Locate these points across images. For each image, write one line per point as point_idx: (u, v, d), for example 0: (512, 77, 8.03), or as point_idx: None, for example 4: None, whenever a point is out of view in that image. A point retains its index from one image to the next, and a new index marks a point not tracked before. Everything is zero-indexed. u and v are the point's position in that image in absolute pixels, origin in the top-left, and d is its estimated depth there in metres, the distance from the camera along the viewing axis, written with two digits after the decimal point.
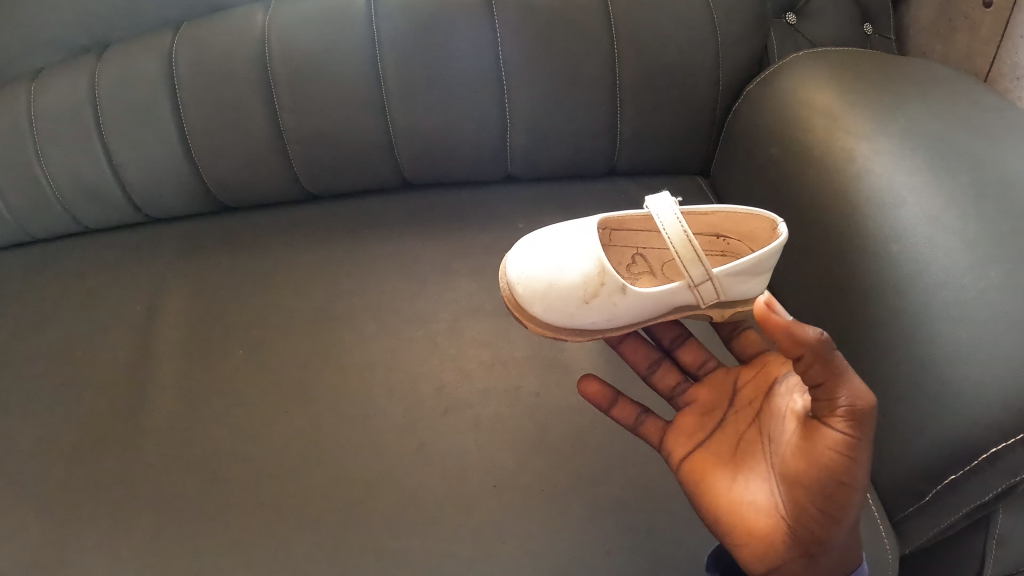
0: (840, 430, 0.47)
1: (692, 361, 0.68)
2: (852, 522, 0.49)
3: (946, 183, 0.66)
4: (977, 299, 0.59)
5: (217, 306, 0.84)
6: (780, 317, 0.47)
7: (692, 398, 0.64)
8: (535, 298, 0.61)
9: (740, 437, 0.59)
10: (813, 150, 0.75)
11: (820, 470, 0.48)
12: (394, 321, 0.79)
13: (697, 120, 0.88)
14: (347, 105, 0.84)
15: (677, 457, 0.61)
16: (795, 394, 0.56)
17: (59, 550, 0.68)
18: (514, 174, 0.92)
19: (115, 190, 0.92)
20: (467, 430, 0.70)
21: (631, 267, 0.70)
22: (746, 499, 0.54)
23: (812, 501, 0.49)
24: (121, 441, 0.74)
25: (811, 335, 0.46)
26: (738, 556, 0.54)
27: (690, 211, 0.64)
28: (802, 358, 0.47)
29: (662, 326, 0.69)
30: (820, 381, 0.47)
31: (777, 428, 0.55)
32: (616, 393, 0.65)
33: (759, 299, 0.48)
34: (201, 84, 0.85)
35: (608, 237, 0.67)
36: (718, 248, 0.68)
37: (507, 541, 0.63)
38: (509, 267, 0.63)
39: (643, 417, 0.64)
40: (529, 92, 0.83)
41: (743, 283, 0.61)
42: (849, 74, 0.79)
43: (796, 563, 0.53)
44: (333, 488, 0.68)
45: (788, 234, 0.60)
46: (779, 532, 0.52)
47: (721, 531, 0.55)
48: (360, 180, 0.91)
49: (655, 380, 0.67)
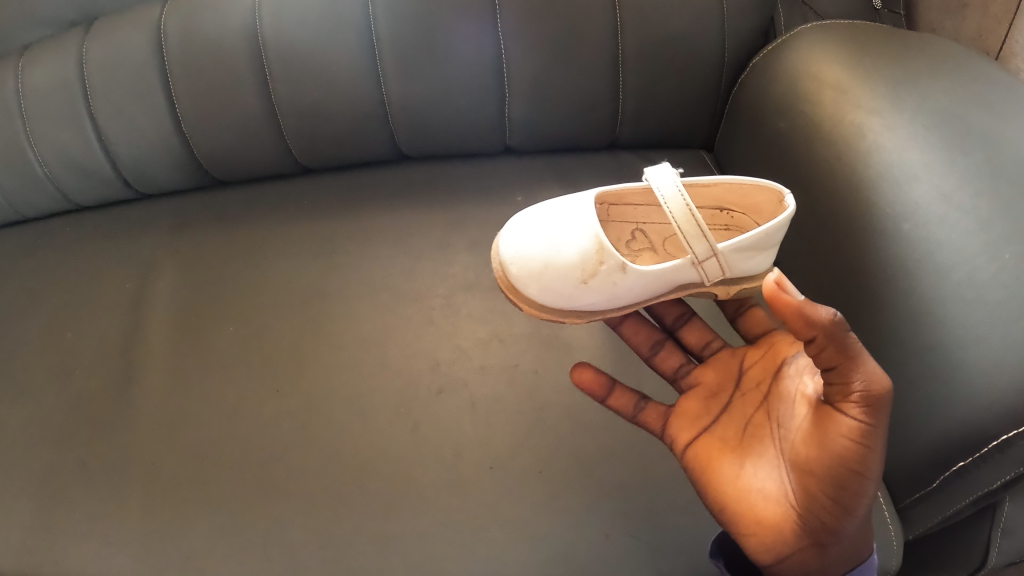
0: (854, 417, 0.45)
1: (696, 341, 0.65)
2: (865, 514, 0.47)
3: (960, 160, 0.63)
4: (989, 281, 0.56)
5: (208, 282, 0.82)
6: (791, 296, 0.43)
7: (696, 380, 0.61)
8: (530, 280, 0.59)
9: (747, 421, 0.56)
10: (820, 124, 0.72)
11: (833, 459, 0.46)
12: (387, 296, 0.77)
13: (703, 92, 0.85)
14: (340, 76, 0.82)
15: (681, 443, 0.58)
16: (806, 376, 0.53)
17: (51, 532, 0.67)
18: (513, 147, 0.89)
19: (106, 166, 0.90)
20: (460, 407, 0.68)
21: (631, 244, 0.68)
22: (754, 487, 0.52)
23: (824, 491, 0.47)
24: (109, 419, 0.73)
25: (824, 316, 0.43)
26: (745, 546, 0.52)
27: (692, 184, 0.62)
28: (814, 340, 0.44)
29: (664, 305, 0.66)
30: (834, 364, 0.44)
31: (787, 412, 0.52)
32: (613, 382, 0.61)
33: (768, 277, 0.44)
34: (190, 56, 0.83)
35: (606, 211, 0.65)
36: (722, 222, 0.66)
37: (501, 524, 0.61)
38: (503, 246, 0.61)
39: (643, 405, 0.61)
40: (528, 63, 0.80)
41: (749, 260, 0.59)
42: (861, 46, 0.75)
43: (806, 554, 0.50)
44: (321, 466, 0.66)
45: (795, 205, 0.58)
46: (788, 522, 0.50)
47: (728, 520, 0.53)
48: (354, 152, 0.89)
49: (658, 361, 0.64)
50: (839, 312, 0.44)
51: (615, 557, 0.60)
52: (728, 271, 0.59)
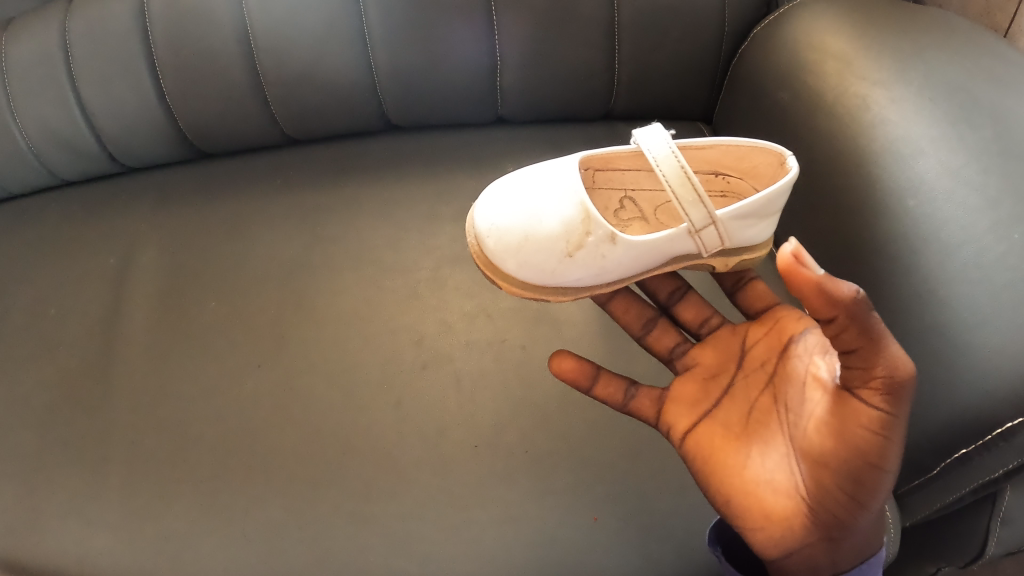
0: (876, 407, 0.42)
1: (693, 318, 0.61)
2: (878, 507, 0.46)
3: (968, 136, 0.60)
4: (997, 261, 0.54)
5: (192, 257, 0.80)
6: (811, 271, 0.40)
7: (694, 361, 0.59)
8: (508, 255, 0.56)
9: (752, 405, 0.54)
10: (823, 95, 0.70)
11: (849, 451, 0.44)
12: (374, 270, 0.75)
13: (702, 62, 0.82)
14: (327, 43, 0.79)
15: (679, 430, 0.55)
16: (816, 357, 0.50)
17: (29, 516, 0.65)
18: (505, 117, 0.87)
19: (91, 140, 0.87)
20: (447, 384, 0.66)
21: (620, 213, 0.66)
22: (762, 478, 0.50)
23: (838, 484, 0.45)
24: (88, 399, 0.71)
25: (846, 293, 0.40)
26: (750, 539, 0.50)
27: (686, 146, 0.60)
28: (834, 321, 0.41)
29: (657, 281, 0.63)
30: (854, 346, 0.42)
31: (796, 397, 0.50)
32: (598, 368, 0.58)
33: (785, 248, 0.41)
34: (172, 23, 0.80)
35: (592, 177, 0.63)
36: (718, 187, 0.64)
37: (486, 505, 0.59)
38: (477, 218, 0.58)
39: (632, 392, 0.58)
40: (521, 32, 0.78)
41: (749, 228, 0.57)
42: (867, 16, 0.73)
43: (815, 548, 0.49)
44: (304, 445, 0.64)
45: (799, 167, 0.56)
46: (797, 515, 0.48)
47: (733, 512, 0.50)
48: (342, 122, 0.86)
49: (651, 340, 0.61)
50: (862, 288, 0.40)
51: (603, 540, 0.58)
52: (726, 241, 0.56)
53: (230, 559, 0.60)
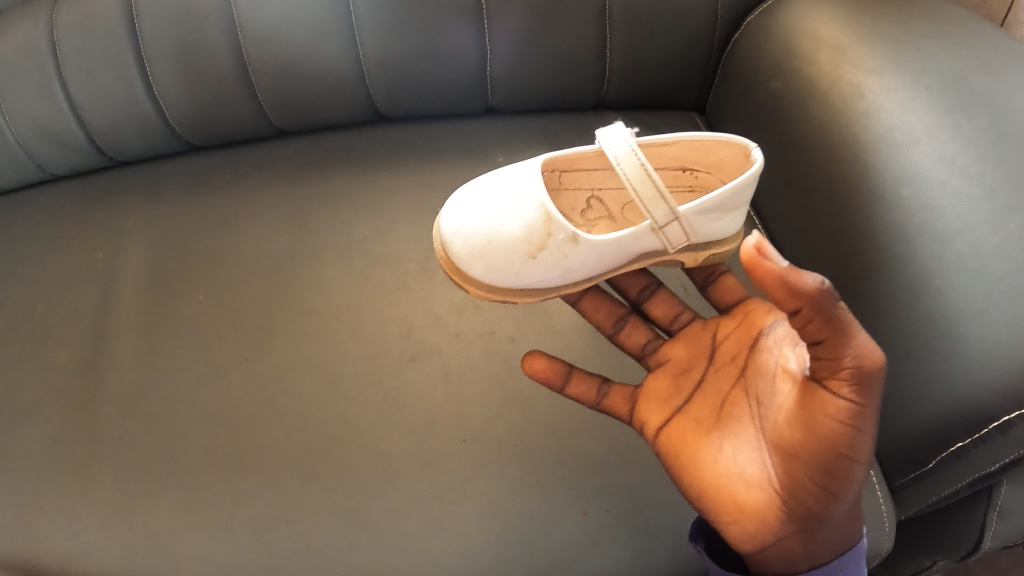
0: (844, 397, 0.42)
1: (663, 315, 0.61)
2: (852, 498, 0.44)
3: (963, 125, 0.60)
4: (993, 251, 0.54)
5: (180, 251, 0.79)
6: (774, 263, 0.39)
7: (666, 357, 0.57)
8: (474, 259, 0.55)
9: (724, 399, 0.52)
10: (817, 84, 0.69)
11: (821, 442, 0.43)
12: (362, 261, 0.74)
13: (694, 51, 0.81)
14: (315, 34, 0.78)
15: (653, 426, 0.54)
16: (786, 349, 0.50)
17: (13, 516, 0.64)
18: (495, 107, 0.86)
19: (79, 134, 0.86)
20: (437, 377, 0.65)
21: (587, 213, 0.65)
22: (735, 472, 0.49)
23: (810, 476, 0.44)
24: (73, 397, 0.70)
25: (811, 284, 0.39)
26: (726, 534, 0.49)
27: (649, 143, 0.59)
28: (799, 313, 0.40)
29: (627, 278, 0.62)
30: (821, 338, 0.41)
31: (767, 390, 0.49)
32: (570, 367, 0.57)
33: (747, 240, 0.40)
34: (158, 15, 0.79)
35: (558, 179, 0.62)
36: (685, 183, 0.63)
37: (475, 500, 0.59)
38: (444, 223, 0.57)
39: (605, 390, 0.57)
40: (511, 20, 0.77)
41: (714, 222, 0.56)
42: (861, 4, 0.72)
43: (792, 541, 0.47)
44: (291, 441, 0.63)
45: (764, 160, 0.56)
46: (772, 507, 0.47)
47: (707, 507, 0.49)
48: (331, 113, 0.85)
49: (622, 338, 0.60)
50: (827, 279, 0.39)
51: (595, 535, 0.57)
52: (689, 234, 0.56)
53: (219, 556, 0.59)
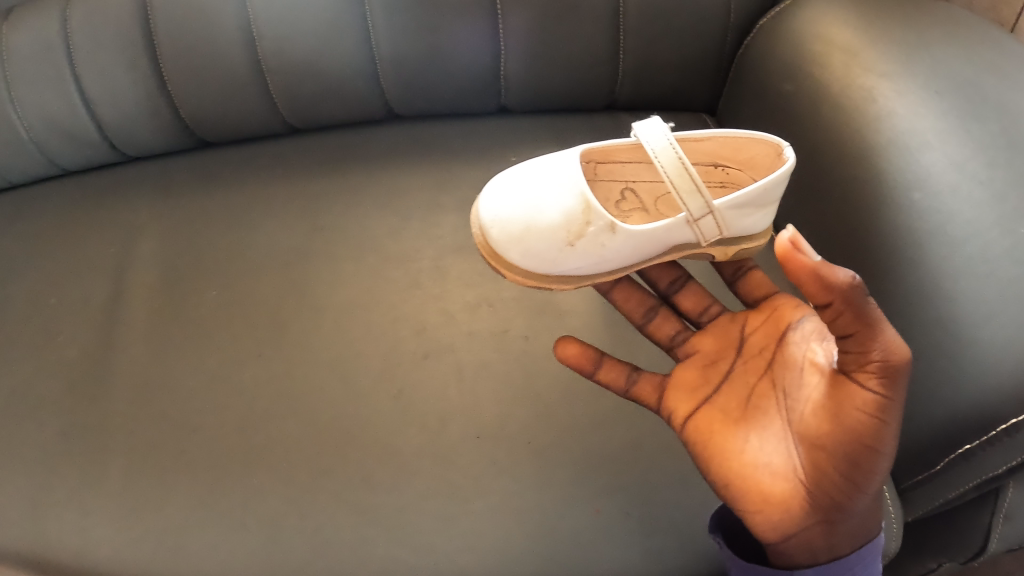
0: (872, 390, 0.43)
1: (693, 307, 0.60)
2: (875, 489, 0.45)
3: (973, 131, 0.60)
4: (1002, 255, 0.54)
5: (193, 246, 0.80)
6: (808, 257, 0.40)
7: (694, 348, 0.57)
8: (511, 245, 0.56)
9: (750, 391, 0.53)
10: (829, 87, 0.69)
11: (848, 433, 0.44)
12: (375, 259, 0.74)
13: (706, 53, 0.82)
14: (330, 32, 0.79)
15: (680, 416, 0.54)
16: (813, 344, 0.51)
17: (26, 507, 0.64)
18: (508, 107, 0.86)
19: (93, 130, 0.87)
20: (450, 375, 0.66)
21: (621, 204, 0.65)
22: (761, 462, 0.49)
23: (837, 467, 0.45)
24: (86, 390, 0.70)
25: (844, 279, 0.40)
26: (749, 524, 0.49)
27: (684, 138, 0.59)
28: (830, 306, 0.41)
29: (658, 269, 0.62)
30: (851, 331, 0.42)
31: (794, 383, 0.50)
32: (602, 354, 0.58)
33: (783, 234, 0.41)
34: (174, 12, 0.79)
35: (593, 169, 0.63)
36: (717, 179, 0.63)
37: (487, 497, 0.59)
38: (482, 209, 0.58)
39: (635, 377, 0.57)
40: (525, 21, 0.77)
41: (746, 219, 0.57)
42: (873, 8, 0.72)
43: (812, 532, 0.48)
44: (305, 437, 0.64)
45: (796, 157, 0.56)
46: (797, 498, 0.48)
47: (732, 497, 0.50)
48: (344, 111, 0.86)
49: (652, 329, 0.60)
50: (857, 275, 0.41)
51: (606, 533, 0.57)
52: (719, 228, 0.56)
53: (231, 550, 0.60)
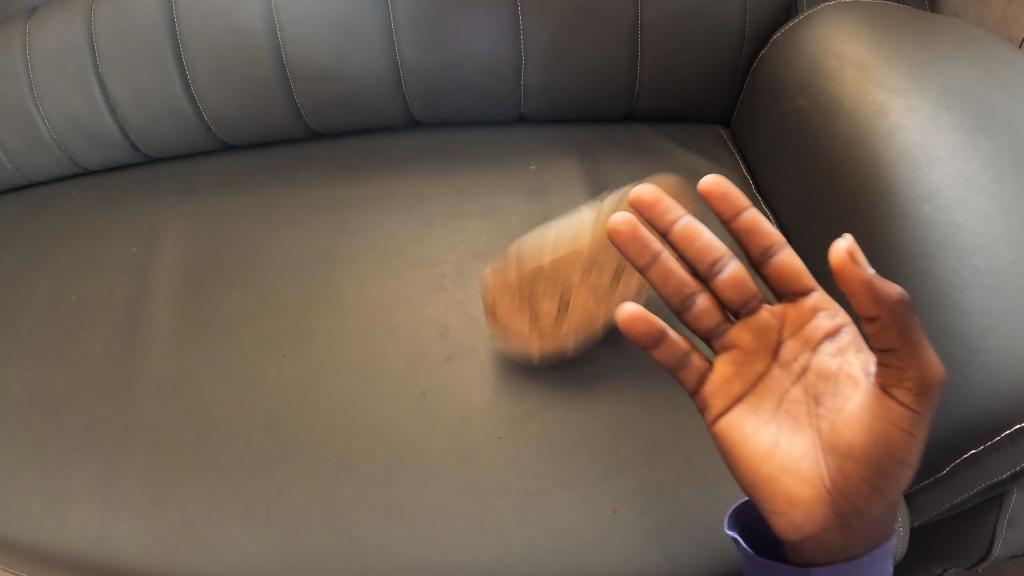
0: (904, 406, 0.45)
1: (732, 296, 0.58)
2: (896, 496, 0.47)
3: (980, 146, 0.62)
4: (1009, 267, 0.56)
5: (217, 246, 0.81)
6: (861, 269, 0.42)
7: (733, 342, 0.57)
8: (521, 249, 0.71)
9: (783, 394, 0.53)
10: (841, 101, 0.71)
11: (878, 443, 0.46)
12: (398, 263, 0.76)
13: (721, 66, 0.84)
14: (354, 39, 0.81)
15: (714, 412, 0.55)
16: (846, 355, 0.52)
17: (52, 500, 0.66)
18: (527, 116, 0.88)
19: (116, 131, 0.89)
20: (472, 377, 0.67)
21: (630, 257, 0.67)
22: (789, 464, 0.50)
23: (862, 473, 0.47)
24: (112, 386, 0.72)
25: (893, 294, 0.42)
26: (772, 522, 0.50)
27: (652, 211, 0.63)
28: (877, 319, 0.43)
29: (698, 253, 0.59)
30: (891, 346, 0.44)
31: (825, 391, 0.51)
32: (663, 331, 0.56)
33: (840, 247, 0.42)
34: (201, 17, 0.81)
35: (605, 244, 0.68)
36: None
37: (507, 495, 0.61)
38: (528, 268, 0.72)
39: (686, 359, 0.57)
40: (545, 31, 0.79)
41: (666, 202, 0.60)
42: (885, 25, 0.74)
43: (831, 533, 0.49)
44: (329, 435, 0.65)
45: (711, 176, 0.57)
46: (820, 501, 0.48)
47: (758, 494, 0.51)
48: (367, 117, 0.88)
49: (692, 317, 0.59)
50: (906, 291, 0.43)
51: (624, 531, 0.59)
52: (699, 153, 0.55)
53: (254, 544, 0.61)
